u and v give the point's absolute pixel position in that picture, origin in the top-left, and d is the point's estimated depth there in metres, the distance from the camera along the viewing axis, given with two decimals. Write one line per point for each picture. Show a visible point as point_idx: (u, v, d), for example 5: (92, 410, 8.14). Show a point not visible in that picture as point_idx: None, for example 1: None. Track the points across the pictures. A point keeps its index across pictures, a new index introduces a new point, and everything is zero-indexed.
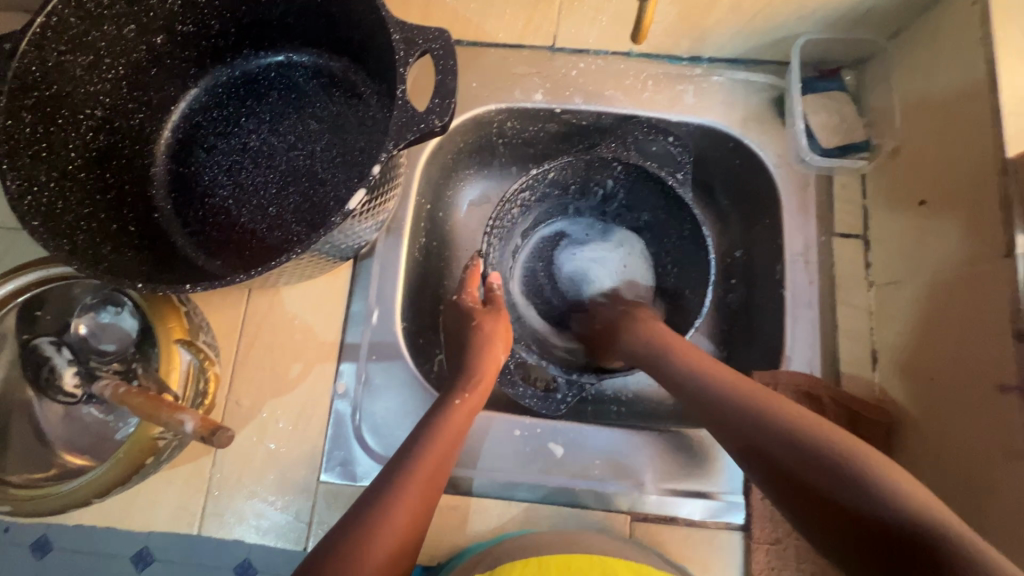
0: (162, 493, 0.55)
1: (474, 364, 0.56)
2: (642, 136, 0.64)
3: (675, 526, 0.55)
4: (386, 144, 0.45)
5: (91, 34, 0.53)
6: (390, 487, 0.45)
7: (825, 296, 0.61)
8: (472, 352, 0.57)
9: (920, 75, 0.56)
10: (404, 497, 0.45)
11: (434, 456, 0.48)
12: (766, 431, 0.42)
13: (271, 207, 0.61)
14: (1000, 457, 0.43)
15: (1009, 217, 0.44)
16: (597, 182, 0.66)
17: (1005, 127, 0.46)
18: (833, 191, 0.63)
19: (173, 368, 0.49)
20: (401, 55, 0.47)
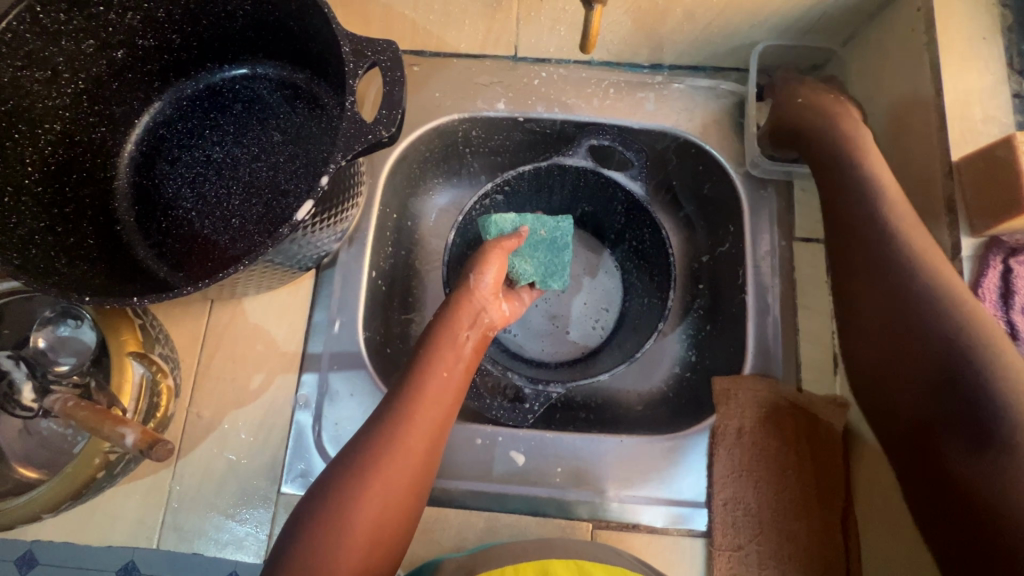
0: (120, 506, 0.55)
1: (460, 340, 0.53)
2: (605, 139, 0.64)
3: (636, 533, 0.55)
4: (335, 154, 0.45)
5: (48, 50, 0.53)
6: (358, 477, 0.45)
7: (787, 300, 0.61)
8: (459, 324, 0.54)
9: (873, 80, 0.57)
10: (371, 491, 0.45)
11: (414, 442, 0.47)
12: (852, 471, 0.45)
13: (234, 218, 0.61)
14: None
15: (954, 220, 0.45)
16: (552, 190, 0.69)
17: (949, 130, 0.46)
18: (793, 196, 0.63)
19: (126, 381, 0.50)
20: (350, 67, 0.48)
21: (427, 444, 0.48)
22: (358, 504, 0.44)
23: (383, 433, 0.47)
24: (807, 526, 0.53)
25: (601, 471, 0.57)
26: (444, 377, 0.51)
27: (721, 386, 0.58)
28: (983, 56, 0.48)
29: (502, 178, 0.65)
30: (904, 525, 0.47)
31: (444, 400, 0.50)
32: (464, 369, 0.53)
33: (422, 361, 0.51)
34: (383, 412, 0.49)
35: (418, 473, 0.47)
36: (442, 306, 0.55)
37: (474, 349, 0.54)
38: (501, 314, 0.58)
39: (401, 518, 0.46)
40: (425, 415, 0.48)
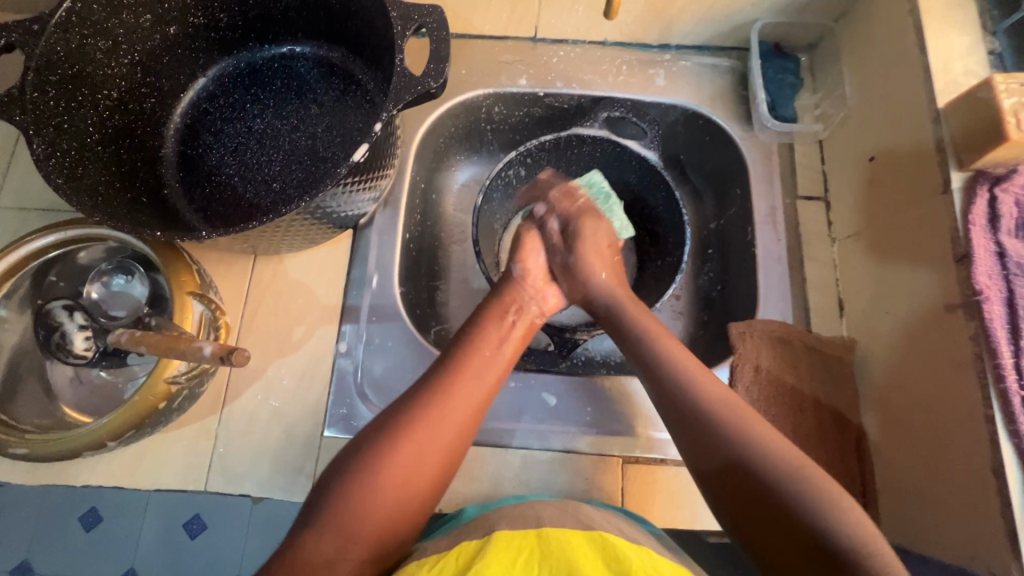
0: (169, 450, 0.57)
1: (496, 328, 0.56)
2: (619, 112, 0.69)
3: (664, 467, 0.58)
4: (387, 104, 0.50)
5: (111, 21, 0.58)
6: (384, 445, 0.46)
7: (793, 252, 0.66)
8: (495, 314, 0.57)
9: (863, 50, 0.63)
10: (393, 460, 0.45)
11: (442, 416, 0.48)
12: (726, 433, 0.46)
13: (275, 182, 0.65)
14: (951, 368, 0.48)
15: (944, 158, 0.50)
16: (571, 162, 0.74)
17: (934, 82, 0.52)
18: (795, 159, 0.69)
19: (187, 315, 0.53)
20: (399, 30, 0.53)
21: (461, 420, 0.49)
22: (383, 466, 0.45)
23: (421, 404, 0.49)
24: (824, 454, 0.57)
25: (629, 411, 0.60)
26: (482, 357, 0.53)
27: (737, 329, 0.63)
28: (960, 19, 0.54)
29: (525, 146, 0.69)
30: (915, 442, 0.51)
31: (482, 380, 0.52)
32: (508, 355, 0.55)
33: (468, 342, 0.55)
34: (421, 390, 0.50)
35: (447, 447, 0.48)
36: (490, 296, 0.60)
37: (520, 336, 0.57)
38: (550, 301, 0.62)
39: (422, 490, 0.46)
40: (459, 394, 0.50)
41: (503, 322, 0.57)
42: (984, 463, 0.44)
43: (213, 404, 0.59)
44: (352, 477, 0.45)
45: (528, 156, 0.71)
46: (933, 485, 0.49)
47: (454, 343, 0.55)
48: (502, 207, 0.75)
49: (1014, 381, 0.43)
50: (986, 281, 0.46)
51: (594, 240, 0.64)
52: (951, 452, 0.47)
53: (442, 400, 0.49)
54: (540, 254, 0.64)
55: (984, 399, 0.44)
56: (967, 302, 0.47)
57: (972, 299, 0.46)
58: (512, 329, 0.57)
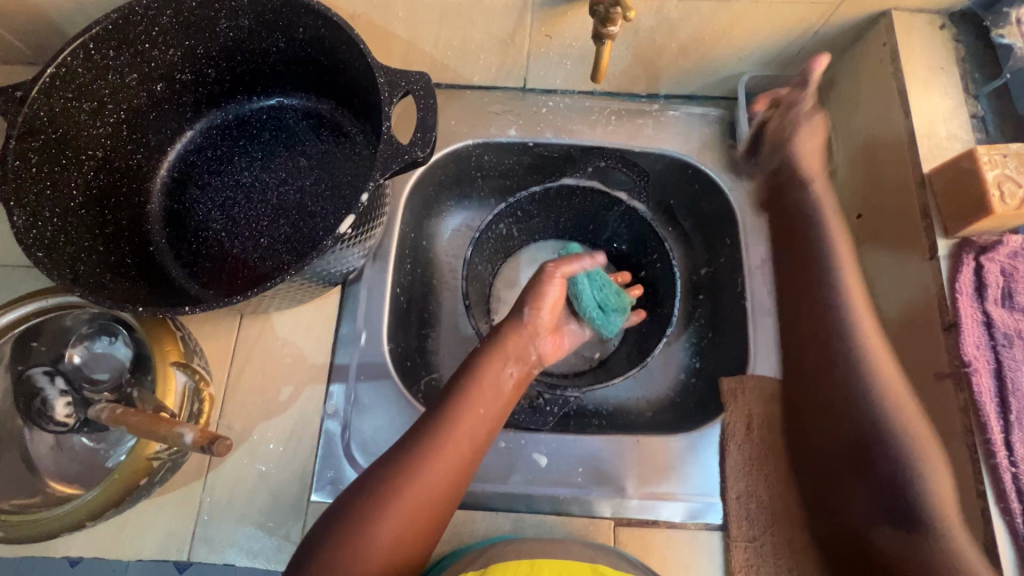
0: (151, 519, 0.56)
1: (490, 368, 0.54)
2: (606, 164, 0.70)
3: (657, 529, 0.57)
4: (374, 174, 0.50)
5: (96, 83, 0.58)
6: (386, 490, 0.47)
7: (783, 304, 0.66)
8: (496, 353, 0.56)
9: (848, 105, 0.64)
10: (395, 508, 0.46)
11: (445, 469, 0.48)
12: None
13: (263, 237, 0.64)
14: (940, 438, 0.48)
15: (930, 223, 0.51)
16: (563, 208, 0.73)
17: (919, 148, 0.53)
18: (783, 210, 0.69)
19: (170, 389, 0.53)
20: (385, 96, 0.53)
21: (450, 468, 0.49)
22: (381, 514, 0.46)
23: (413, 453, 0.49)
24: (818, 515, 0.57)
25: (621, 470, 0.60)
26: (479, 403, 0.52)
27: (729, 385, 0.62)
28: (942, 83, 0.55)
29: (513, 200, 0.69)
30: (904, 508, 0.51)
31: (478, 428, 0.51)
32: (502, 404, 0.54)
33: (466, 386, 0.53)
34: (416, 436, 0.50)
35: (442, 496, 0.48)
36: (490, 338, 0.56)
37: (515, 386, 0.55)
38: (547, 351, 0.61)
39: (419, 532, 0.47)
40: (456, 446, 0.50)
41: (502, 371, 0.55)
42: (976, 538, 0.44)
43: (198, 469, 0.57)
44: (344, 524, 0.46)
45: (519, 209, 0.72)
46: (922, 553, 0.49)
47: (451, 387, 0.53)
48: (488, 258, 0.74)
49: (1004, 458, 0.43)
50: (974, 352, 0.46)
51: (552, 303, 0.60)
52: None
53: (436, 447, 0.49)
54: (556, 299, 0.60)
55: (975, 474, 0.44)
56: (956, 372, 0.47)
57: (961, 370, 0.46)
58: (510, 380, 0.55)
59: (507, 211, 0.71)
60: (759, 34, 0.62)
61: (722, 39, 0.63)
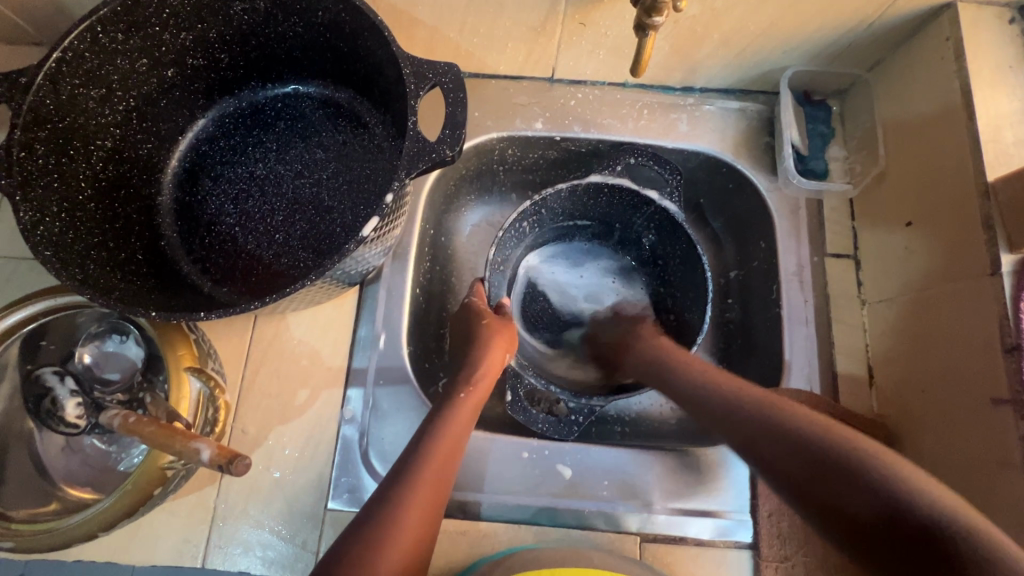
0: (165, 525, 0.54)
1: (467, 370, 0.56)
2: (636, 161, 0.66)
3: (685, 546, 0.55)
4: (399, 172, 0.46)
5: (104, 69, 0.54)
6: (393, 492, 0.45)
7: (820, 313, 0.63)
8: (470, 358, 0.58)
9: (900, 104, 0.60)
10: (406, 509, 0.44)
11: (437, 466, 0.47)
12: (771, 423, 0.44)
13: (278, 234, 0.61)
14: (996, 467, 0.45)
15: (992, 237, 0.47)
16: (593, 206, 0.69)
17: (983, 154, 0.49)
18: (823, 214, 0.66)
19: (184, 396, 0.51)
20: (412, 88, 0.49)
21: (449, 457, 0.48)
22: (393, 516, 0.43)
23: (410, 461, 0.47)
24: None
25: (648, 484, 0.57)
26: (468, 396, 0.54)
27: None
28: (1009, 84, 0.51)
29: (540, 198, 0.65)
30: None
31: (470, 420, 0.53)
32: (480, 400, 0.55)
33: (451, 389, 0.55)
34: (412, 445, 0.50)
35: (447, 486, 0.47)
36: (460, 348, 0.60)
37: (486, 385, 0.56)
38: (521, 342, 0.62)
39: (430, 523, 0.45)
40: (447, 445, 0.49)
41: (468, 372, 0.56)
42: None
43: (212, 474, 0.56)
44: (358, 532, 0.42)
45: (547, 205, 0.67)
46: None
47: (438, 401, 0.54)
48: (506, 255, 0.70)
49: None
50: None
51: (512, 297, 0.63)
52: None
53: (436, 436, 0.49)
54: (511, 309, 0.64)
55: None
56: (1017, 398, 0.44)
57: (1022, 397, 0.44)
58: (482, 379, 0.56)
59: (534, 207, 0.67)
60: (809, 26, 0.58)
61: (769, 30, 0.59)
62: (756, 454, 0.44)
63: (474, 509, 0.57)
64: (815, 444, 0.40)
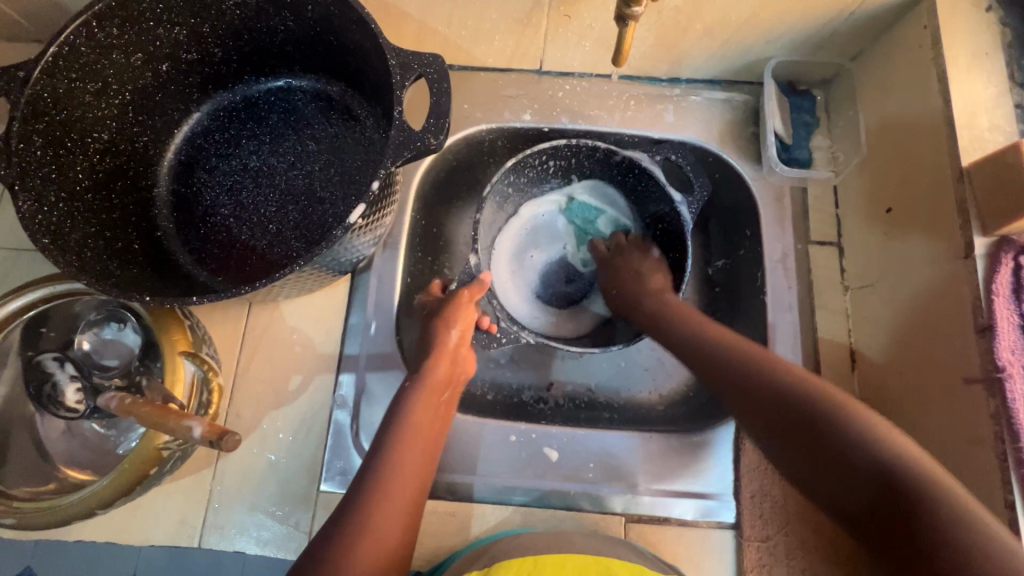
0: (163, 506, 0.56)
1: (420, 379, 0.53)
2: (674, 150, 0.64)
3: (668, 526, 0.57)
4: (385, 161, 0.48)
5: (100, 63, 0.56)
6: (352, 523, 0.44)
7: (804, 299, 0.64)
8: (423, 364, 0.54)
9: (881, 92, 0.61)
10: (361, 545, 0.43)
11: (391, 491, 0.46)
12: (769, 396, 0.47)
13: (271, 224, 0.62)
14: (969, 445, 0.46)
15: (966, 220, 0.48)
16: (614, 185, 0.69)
17: (958, 139, 0.50)
18: (808, 202, 0.67)
19: (179, 379, 0.53)
20: (397, 79, 0.50)
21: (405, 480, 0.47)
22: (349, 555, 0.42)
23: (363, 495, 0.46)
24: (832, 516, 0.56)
25: (632, 466, 0.59)
26: (420, 391, 0.52)
27: None
28: (985, 70, 0.52)
29: (543, 146, 0.65)
30: None
31: (420, 441, 0.50)
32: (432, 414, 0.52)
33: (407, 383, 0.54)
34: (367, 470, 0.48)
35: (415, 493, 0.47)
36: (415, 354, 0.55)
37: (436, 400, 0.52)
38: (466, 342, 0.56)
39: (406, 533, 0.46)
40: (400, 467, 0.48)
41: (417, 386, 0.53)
42: None
43: (208, 457, 0.57)
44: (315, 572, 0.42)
45: (556, 158, 0.67)
46: None
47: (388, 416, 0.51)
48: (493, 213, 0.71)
49: None
50: (1009, 357, 0.44)
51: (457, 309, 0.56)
52: None
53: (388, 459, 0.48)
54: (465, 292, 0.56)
55: (1004, 483, 0.43)
56: (988, 377, 0.45)
57: (994, 376, 0.44)
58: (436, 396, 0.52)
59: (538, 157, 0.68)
60: (790, 17, 0.59)
61: (750, 21, 0.60)
62: (755, 412, 0.48)
63: (462, 491, 0.58)
64: (861, 449, 0.40)
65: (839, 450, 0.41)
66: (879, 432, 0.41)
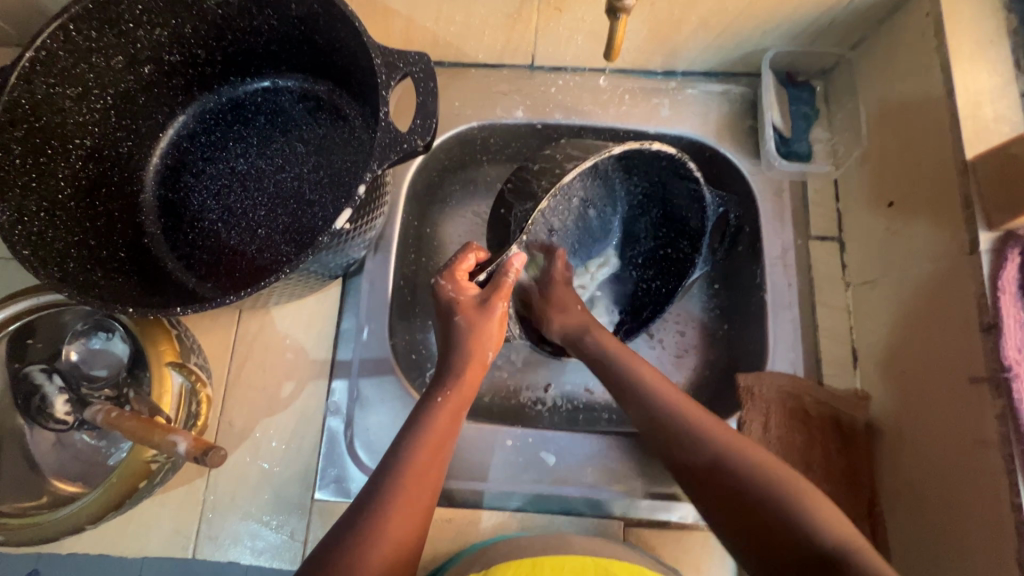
0: (156, 517, 0.55)
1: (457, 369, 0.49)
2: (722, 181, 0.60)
3: (668, 530, 0.56)
4: (371, 164, 0.46)
5: (79, 67, 0.55)
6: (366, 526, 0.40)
7: (804, 296, 0.62)
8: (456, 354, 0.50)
9: (883, 82, 0.59)
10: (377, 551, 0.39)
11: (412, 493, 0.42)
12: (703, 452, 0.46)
13: (260, 228, 0.61)
14: (975, 446, 0.45)
15: (971, 215, 0.47)
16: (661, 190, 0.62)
17: (962, 131, 0.48)
18: (808, 196, 0.65)
19: (166, 391, 0.53)
20: (383, 79, 0.49)
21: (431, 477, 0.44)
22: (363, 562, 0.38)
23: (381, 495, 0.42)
24: None
25: (630, 469, 0.58)
26: (445, 402, 0.48)
27: (745, 382, 0.60)
28: (991, 58, 0.50)
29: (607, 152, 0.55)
30: (932, 515, 0.49)
31: (448, 436, 0.46)
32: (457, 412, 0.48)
33: (429, 390, 0.49)
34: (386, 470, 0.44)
35: (424, 509, 0.43)
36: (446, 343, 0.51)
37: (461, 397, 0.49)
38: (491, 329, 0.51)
39: (412, 551, 0.41)
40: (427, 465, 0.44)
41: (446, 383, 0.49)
42: (1007, 551, 0.42)
43: (200, 468, 0.56)
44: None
45: (612, 157, 0.57)
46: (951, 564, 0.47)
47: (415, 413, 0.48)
48: (516, 196, 0.58)
49: None
50: (1016, 356, 0.43)
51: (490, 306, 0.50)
52: (971, 535, 0.45)
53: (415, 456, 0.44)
54: (498, 304, 0.50)
55: (1011, 485, 0.42)
56: (994, 376, 0.44)
57: (999, 374, 0.43)
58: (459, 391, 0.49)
59: (591, 148, 0.57)
60: (788, 6, 0.57)
61: (746, 11, 0.58)
62: (677, 464, 0.48)
63: (458, 497, 0.58)
64: (803, 526, 0.40)
65: (774, 520, 0.41)
66: (816, 513, 0.40)
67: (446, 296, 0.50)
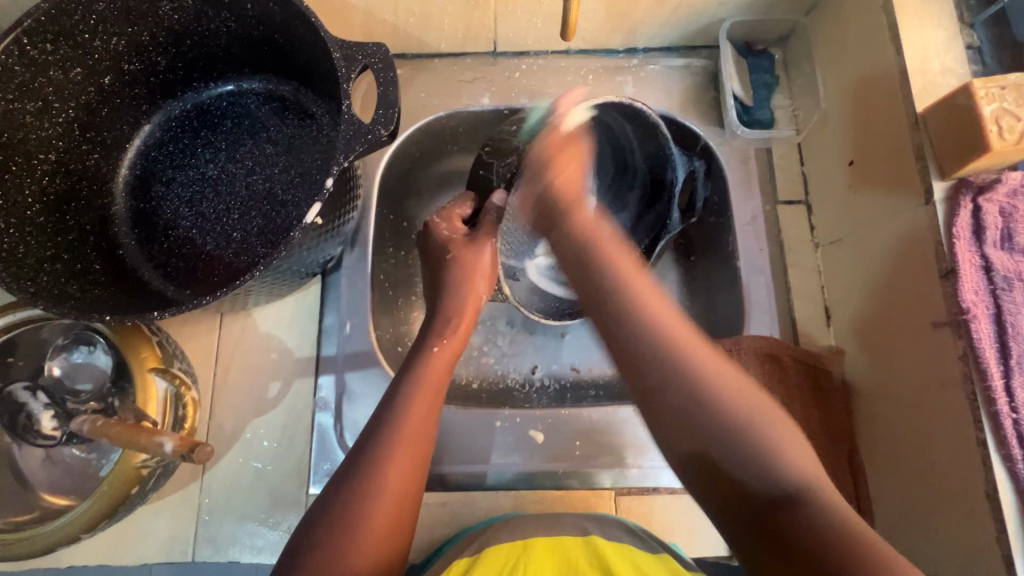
0: (152, 524, 0.56)
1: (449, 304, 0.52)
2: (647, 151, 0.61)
3: (657, 496, 0.57)
4: (337, 157, 0.47)
5: (37, 81, 0.55)
6: (360, 479, 0.41)
7: (776, 261, 0.64)
8: (449, 291, 0.53)
9: (836, 45, 0.60)
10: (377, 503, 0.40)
11: (410, 433, 0.43)
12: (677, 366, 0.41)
13: (235, 232, 0.61)
14: (939, 388, 0.47)
15: (925, 167, 0.48)
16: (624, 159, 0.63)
17: (911, 86, 0.50)
18: (773, 162, 0.67)
19: (151, 397, 0.54)
20: (343, 72, 0.49)
21: (426, 416, 0.45)
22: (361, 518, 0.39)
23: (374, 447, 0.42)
24: None
25: (619, 440, 0.59)
26: (441, 348, 0.49)
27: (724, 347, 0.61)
28: (934, 13, 0.51)
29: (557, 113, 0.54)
30: (906, 461, 0.51)
31: (446, 377, 0.48)
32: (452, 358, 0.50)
33: (423, 340, 0.51)
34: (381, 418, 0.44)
35: (429, 446, 0.44)
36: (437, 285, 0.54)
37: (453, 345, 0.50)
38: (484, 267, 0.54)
39: (415, 491, 0.42)
40: (416, 413, 0.44)
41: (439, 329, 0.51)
42: (976, 484, 0.44)
43: (192, 473, 0.57)
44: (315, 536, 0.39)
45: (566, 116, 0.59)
46: (926, 505, 0.49)
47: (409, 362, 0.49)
48: (498, 155, 0.58)
49: (1003, 404, 0.42)
50: (972, 298, 0.45)
51: (478, 256, 0.54)
52: (942, 475, 0.47)
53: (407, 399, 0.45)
54: (487, 244, 0.54)
55: (975, 422, 0.44)
56: (954, 320, 0.45)
57: (958, 318, 0.45)
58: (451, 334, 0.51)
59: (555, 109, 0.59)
60: None
61: None
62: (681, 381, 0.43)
63: (451, 481, 0.59)
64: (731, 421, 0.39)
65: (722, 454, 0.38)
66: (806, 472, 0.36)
67: (441, 236, 0.55)
